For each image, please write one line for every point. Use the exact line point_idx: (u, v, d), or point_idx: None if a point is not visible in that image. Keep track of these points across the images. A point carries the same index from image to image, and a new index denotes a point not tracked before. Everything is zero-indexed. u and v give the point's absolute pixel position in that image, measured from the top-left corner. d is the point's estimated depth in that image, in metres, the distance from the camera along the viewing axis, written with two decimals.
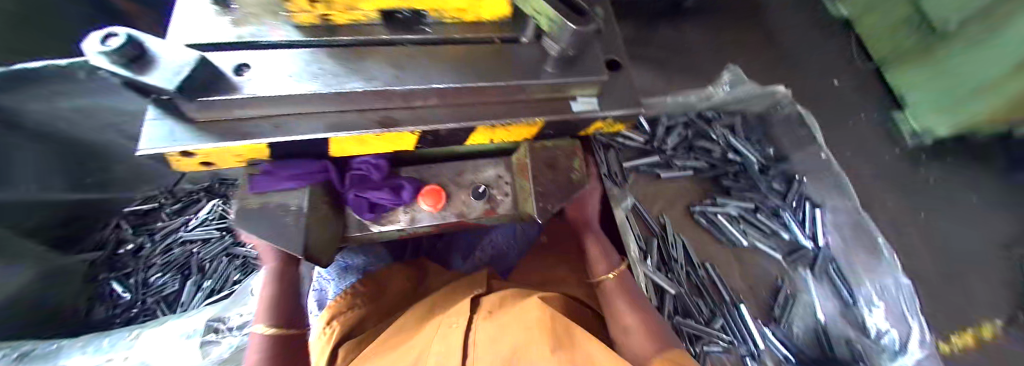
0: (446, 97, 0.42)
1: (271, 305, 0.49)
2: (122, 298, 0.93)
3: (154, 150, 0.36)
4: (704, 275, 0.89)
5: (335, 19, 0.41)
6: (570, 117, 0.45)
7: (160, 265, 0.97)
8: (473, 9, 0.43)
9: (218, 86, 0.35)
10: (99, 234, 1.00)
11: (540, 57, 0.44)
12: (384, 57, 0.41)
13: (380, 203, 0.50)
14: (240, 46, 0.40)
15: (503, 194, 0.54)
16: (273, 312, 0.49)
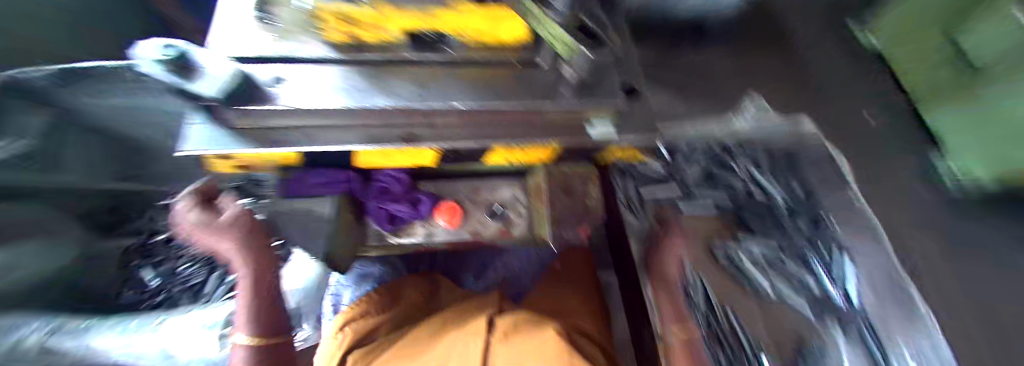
0: (466, 116, 0.43)
1: (251, 319, 0.52)
2: (149, 284, 0.97)
3: (197, 151, 0.40)
4: (727, 328, 0.64)
5: (362, 37, 0.42)
6: (585, 142, 0.45)
7: (189, 256, 1.02)
8: (495, 28, 0.41)
9: (254, 98, 0.38)
10: (136, 222, 1.02)
11: (558, 80, 0.44)
12: (408, 75, 0.43)
13: (399, 217, 0.53)
14: (273, 61, 0.42)
15: (516, 217, 0.55)
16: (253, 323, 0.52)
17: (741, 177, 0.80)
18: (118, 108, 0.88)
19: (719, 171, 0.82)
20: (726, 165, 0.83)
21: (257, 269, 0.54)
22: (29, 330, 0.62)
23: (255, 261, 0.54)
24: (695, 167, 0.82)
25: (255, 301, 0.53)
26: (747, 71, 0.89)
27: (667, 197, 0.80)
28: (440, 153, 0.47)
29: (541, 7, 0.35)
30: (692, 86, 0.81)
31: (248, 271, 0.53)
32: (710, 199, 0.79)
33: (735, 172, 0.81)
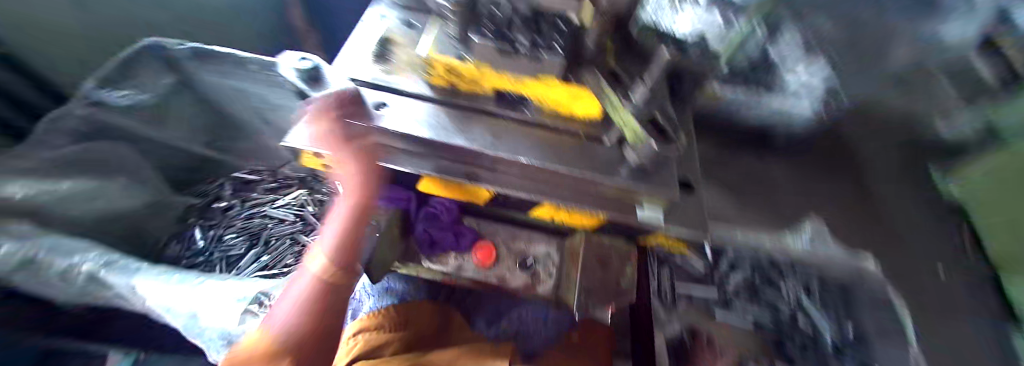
0: (527, 170, 0.47)
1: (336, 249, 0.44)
2: (196, 244, 1.08)
3: (298, 143, 0.45)
4: None
5: (458, 84, 0.49)
6: (630, 221, 0.47)
7: (238, 228, 1.11)
8: (574, 102, 0.46)
9: (361, 116, 0.46)
10: (206, 187, 1.21)
11: (617, 159, 0.48)
12: (487, 124, 0.49)
13: (441, 244, 0.55)
14: (382, 88, 0.50)
15: (546, 274, 0.55)
16: (334, 253, 0.43)
17: (796, 292, 0.91)
18: (230, 89, 1.05)
19: (766, 287, 0.91)
20: (792, 282, 0.92)
21: (361, 195, 0.43)
22: (91, 258, 0.69)
23: (364, 185, 0.43)
24: (742, 274, 0.92)
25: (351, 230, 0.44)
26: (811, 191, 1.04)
27: (704, 295, 0.89)
28: (491, 196, 0.51)
29: (621, 98, 0.41)
30: (746, 186, 0.98)
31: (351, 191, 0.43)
32: (755, 314, 0.88)
33: (791, 288, 0.91)
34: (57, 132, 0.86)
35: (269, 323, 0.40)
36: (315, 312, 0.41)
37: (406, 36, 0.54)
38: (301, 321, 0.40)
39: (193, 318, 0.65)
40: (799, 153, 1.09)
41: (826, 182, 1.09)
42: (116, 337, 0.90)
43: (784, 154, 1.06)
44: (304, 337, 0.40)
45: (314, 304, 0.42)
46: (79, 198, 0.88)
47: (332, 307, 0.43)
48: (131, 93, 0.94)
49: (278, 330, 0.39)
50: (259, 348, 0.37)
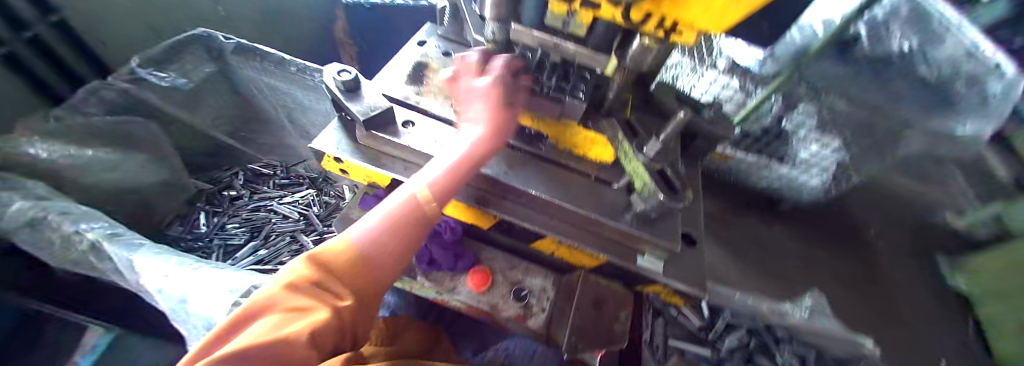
0: (534, 202, 0.50)
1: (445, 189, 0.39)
2: (198, 229, 1.10)
3: (325, 149, 0.50)
4: None
5: None
6: (629, 266, 0.47)
7: (242, 218, 1.13)
8: (585, 144, 0.51)
9: (387, 130, 0.50)
10: (220, 174, 1.27)
11: (625, 205, 0.49)
12: (502, 154, 0.52)
13: (438, 263, 0.55)
14: (412, 109, 0.54)
15: (539, 308, 0.54)
16: (441, 185, 0.39)
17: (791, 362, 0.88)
18: (265, 86, 1.10)
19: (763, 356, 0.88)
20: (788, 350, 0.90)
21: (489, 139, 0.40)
22: (99, 227, 0.69)
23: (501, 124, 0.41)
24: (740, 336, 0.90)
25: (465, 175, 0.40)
26: (815, 259, 1.10)
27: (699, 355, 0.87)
28: (494, 221, 0.52)
29: (635, 149, 0.43)
30: (751, 246, 1.04)
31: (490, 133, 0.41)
32: None
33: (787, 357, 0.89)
34: (94, 103, 0.90)
35: (351, 230, 0.36)
36: (397, 241, 0.38)
37: (442, 68, 0.60)
38: (383, 241, 0.37)
39: (181, 304, 0.64)
40: (806, 222, 1.16)
41: (831, 254, 1.14)
42: (94, 310, 0.87)
43: (792, 222, 1.14)
44: (379, 261, 0.37)
45: (400, 231, 0.38)
46: (98, 166, 0.87)
47: (412, 241, 0.40)
48: (171, 76, 1.00)
49: (360, 244, 0.36)
50: (341, 256, 0.34)
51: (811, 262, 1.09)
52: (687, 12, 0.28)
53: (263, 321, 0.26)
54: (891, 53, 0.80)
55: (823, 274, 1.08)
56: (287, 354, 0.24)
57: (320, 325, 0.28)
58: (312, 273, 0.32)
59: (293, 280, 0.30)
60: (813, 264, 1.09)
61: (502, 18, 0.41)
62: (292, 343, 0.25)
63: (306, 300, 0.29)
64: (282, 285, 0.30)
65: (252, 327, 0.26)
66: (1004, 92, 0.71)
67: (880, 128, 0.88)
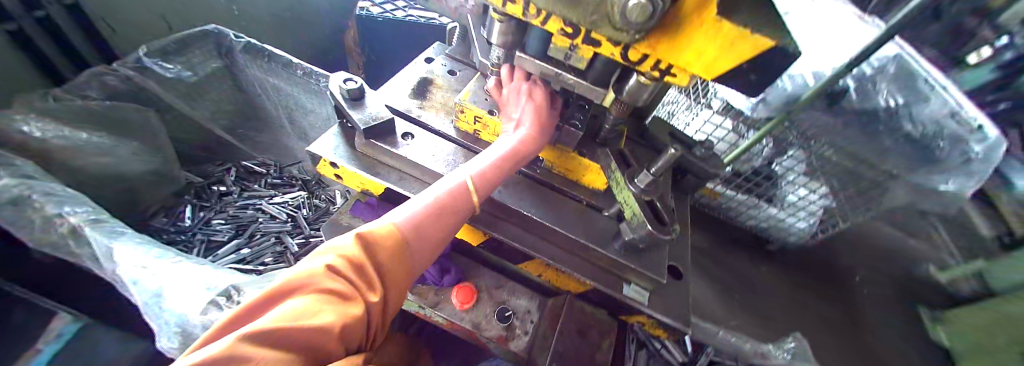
0: (525, 221, 0.50)
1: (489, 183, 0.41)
2: (183, 222, 1.08)
3: (322, 153, 0.51)
4: None
5: (481, 132, 0.53)
6: (616, 294, 0.47)
7: (229, 215, 1.11)
8: (579, 170, 0.52)
9: (386, 140, 0.50)
10: (210, 168, 1.24)
11: (614, 233, 0.50)
12: None
13: (425, 276, 0.55)
14: (413, 122, 0.56)
15: (522, 330, 0.53)
16: (484, 177, 0.41)
17: None
18: (270, 87, 1.12)
19: None
20: None
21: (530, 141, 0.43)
22: (82, 212, 0.68)
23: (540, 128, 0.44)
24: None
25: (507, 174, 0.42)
26: (800, 300, 1.15)
27: None
28: (484, 238, 0.53)
29: (626, 179, 0.44)
30: (737, 288, 1.10)
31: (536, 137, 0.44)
32: None
33: None
34: (95, 88, 0.90)
35: (397, 215, 0.35)
36: (439, 231, 0.37)
37: (448, 85, 0.62)
38: (426, 230, 0.36)
39: (155, 298, 0.62)
40: (793, 261, 1.22)
41: (816, 296, 1.18)
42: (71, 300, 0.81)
43: (779, 262, 1.21)
44: (419, 251, 0.35)
45: (443, 221, 0.37)
46: (92, 150, 0.86)
47: (451, 232, 0.39)
48: (177, 68, 1.01)
49: (406, 229, 0.34)
50: (387, 239, 0.32)
51: (795, 303, 1.14)
52: (684, 56, 0.30)
53: (303, 300, 0.24)
54: (878, 108, 0.88)
55: (806, 316, 1.13)
56: (317, 339, 0.23)
57: (354, 310, 0.26)
58: (357, 255, 0.29)
59: (339, 258, 0.28)
60: (798, 304, 1.14)
61: (507, 45, 0.43)
62: (325, 329, 0.23)
63: (347, 282, 0.27)
64: (327, 262, 0.28)
65: (290, 302, 0.24)
66: (984, 153, 0.77)
67: (867, 175, 0.91)
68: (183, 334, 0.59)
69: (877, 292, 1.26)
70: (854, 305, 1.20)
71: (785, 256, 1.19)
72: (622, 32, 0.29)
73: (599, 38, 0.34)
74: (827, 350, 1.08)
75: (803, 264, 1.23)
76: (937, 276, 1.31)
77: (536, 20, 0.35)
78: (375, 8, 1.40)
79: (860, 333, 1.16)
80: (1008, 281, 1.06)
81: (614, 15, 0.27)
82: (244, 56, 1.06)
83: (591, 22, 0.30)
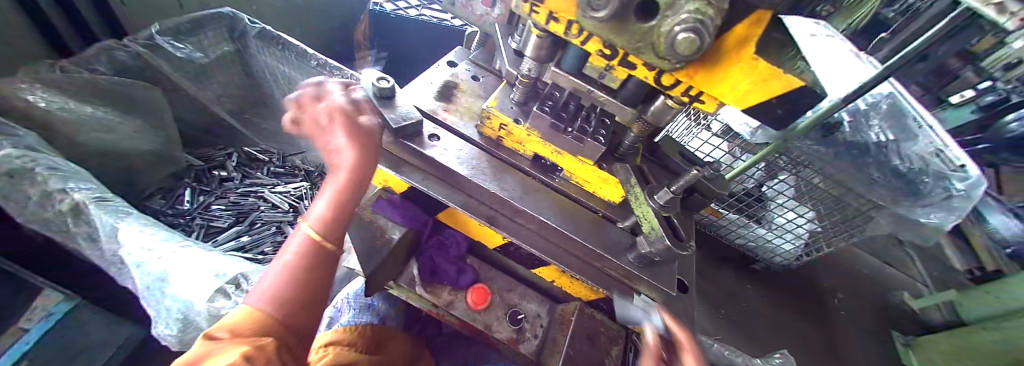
0: (542, 228, 0.52)
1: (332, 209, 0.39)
2: (181, 205, 1.06)
3: None
4: None
5: (505, 139, 0.55)
6: (627, 304, 0.49)
7: (229, 201, 1.09)
8: (596, 183, 0.54)
9: (415, 140, 0.52)
10: (209, 152, 1.22)
11: (627, 245, 0.52)
12: (518, 179, 0.54)
13: (442, 277, 0.56)
14: (438, 124, 0.57)
15: (531, 334, 0.55)
16: (326, 219, 0.38)
17: None
18: (280, 77, 1.12)
19: None
20: None
21: (360, 162, 0.40)
22: (87, 189, 0.66)
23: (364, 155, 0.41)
24: None
25: (348, 194, 0.40)
26: (780, 314, 1.24)
27: None
28: (504, 243, 0.55)
29: (646, 195, 0.47)
30: (719, 302, 1.21)
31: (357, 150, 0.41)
32: None
33: None
34: (104, 62, 0.88)
35: (246, 302, 0.33)
36: (307, 281, 0.35)
37: (472, 91, 0.64)
38: (288, 293, 0.34)
39: (160, 282, 0.61)
40: (773, 278, 1.33)
41: (795, 313, 1.26)
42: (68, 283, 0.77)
43: (761, 280, 1.31)
44: (297, 309, 0.34)
45: (303, 271, 0.35)
46: (95, 126, 0.84)
47: (325, 278, 0.37)
48: (188, 49, 1.00)
49: (262, 302, 0.32)
50: (243, 325, 0.30)
51: (774, 316, 1.23)
52: (716, 87, 0.33)
53: None
54: (870, 140, 0.92)
55: (785, 331, 1.21)
56: None
57: (248, 360, 0.26)
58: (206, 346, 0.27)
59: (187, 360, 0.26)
60: (778, 319, 1.23)
61: (540, 59, 0.45)
62: None
63: (219, 357, 0.26)
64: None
65: None
66: (965, 190, 0.80)
67: (853, 204, 0.98)
68: (186, 321, 0.61)
69: (855, 314, 1.32)
70: (832, 326, 1.27)
71: (765, 275, 1.33)
72: (665, 60, 0.31)
73: (636, 61, 0.36)
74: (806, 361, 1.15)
75: (784, 282, 1.33)
76: (911, 304, 1.37)
77: (577, 39, 0.37)
78: (388, 4, 1.43)
79: (841, 349, 1.22)
80: (976, 311, 1.12)
81: (660, 45, 0.29)
82: (258, 42, 1.05)
83: (635, 48, 0.32)
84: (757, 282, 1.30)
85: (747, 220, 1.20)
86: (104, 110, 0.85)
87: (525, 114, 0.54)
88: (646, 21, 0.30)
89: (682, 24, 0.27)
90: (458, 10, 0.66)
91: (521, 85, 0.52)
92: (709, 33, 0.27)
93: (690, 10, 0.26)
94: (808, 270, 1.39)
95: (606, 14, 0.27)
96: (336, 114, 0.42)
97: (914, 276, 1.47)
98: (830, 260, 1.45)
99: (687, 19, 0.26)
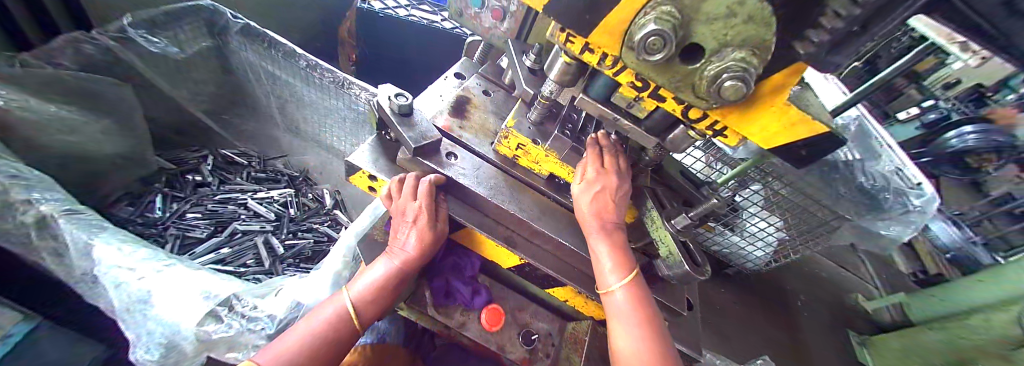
0: (559, 249, 0.52)
1: (373, 290, 0.47)
2: (152, 213, 0.97)
3: (361, 165, 0.50)
4: None
5: (520, 158, 0.55)
6: None
7: (206, 208, 1.02)
8: None
9: (432, 158, 0.51)
10: (183, 154, 1.13)
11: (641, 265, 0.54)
12: (533, 199, 0.55)
13: (455, 297, 0.55)
14: (452, 141, 0.56)
15: (545, 354, 0.55)
16: (366, 299, 0.47)
17: None
18: (263, 76, 1.06)
19: None
20: None
21: (414, 259, 0.48)
22: (55, 200, 0.59)
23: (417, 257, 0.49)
24: None
25: (391, 281, 0.48)
26: (753, 317, 1.32)
27: None
28: (519, 262, 0.54)
29: (663, 219, 0.48)
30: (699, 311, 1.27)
31: (420, 246, 0.48)
32: None
33: None
34: (69, 56, 0.81)
35: (262, 354, 0.39)
36: (319, 352, 0.41)
37: (484, 108, 0.64)
38: (297, 360, 0.39)
39: (143, 304, 0.56)
40: (746, 281, 1.41)
41: (765, 316, 1.34)
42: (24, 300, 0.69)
43: (735, 284, 1.39)
44: None
45: (324, 341, 0.42)
46: (60, 127, 0.76)
47: (339, 352, 0.44)
48: (163, 43, 0.93)
49: (270, 360, 0.38)
50: None
51: (747, 319, 1.31)
52: (744, 126, 0.35)
53: None
54: (840, 160, 1.00)
55: (758, 334, 1.29)
56: None
57: None
58: None
59: None
60: (751, 322, 1.31)
61: (563, 83, 0.46)
62: None
63: None
64: None
65: None
66: (921, 206, 0.90)
67: (818, 215, 0.99)
68: (169, 346, 0.56)
69: (817, 316, 1.42)
70: (798, 326, 1.36)
71: (737, 278, 1.40)
72: (704, 100, 0.33)
73: (666, 95, 0.38)
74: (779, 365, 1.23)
75: (756, 285, 1.42)
76: (864, 305, 1.48)
77: (609, 70, 0.38)
78: (376, 3, 1.38)
79: (807, 351, 1.31)
80: (922, 313, 1.25)
81: (702, 87, 0.31)
82: (241, 38, 0.99)
83: (674, 86, 0.34)
84: (731, 285, 1.38)
85: (724, 228, 1.23)
86: (68, 108, 0.77)
87: (543, 135, 0.54)
88: (689, 63, 0.31)
89: (729, 72, 0.28)
90: (465, 21, 0.65)
91: (540, 107, 0.52)
92: (753, 81, 0.28)
93: (736, 58, 0.27)
94: (777, 275, 1.49)
95: (660, 57, 0.29)
96: (416, 213, 0.46)
97: (869, 280, 1.60)
98: (795, 266, 1.55)
99: (732, 67, 0.28)
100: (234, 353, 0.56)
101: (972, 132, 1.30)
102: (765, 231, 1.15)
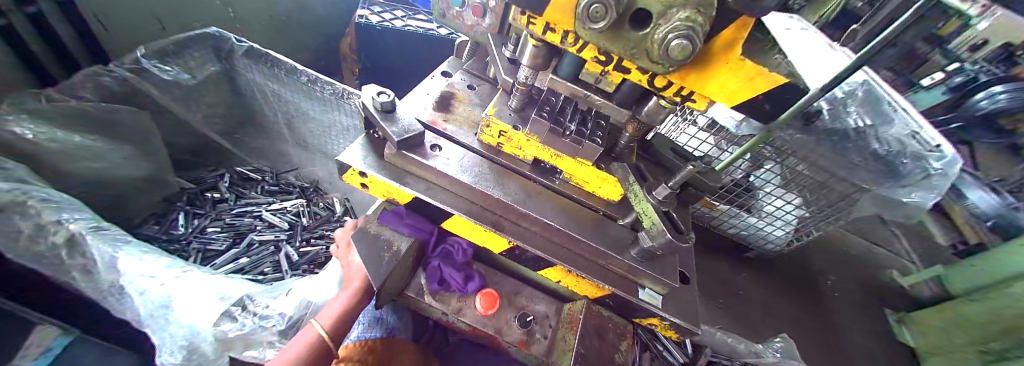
0: (547, 230, 0.54)
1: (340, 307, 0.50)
2: (176, 230, 1.03)
3: (351, 163, 0.52)
4: None
5: (504, 145, 0.57)
6: (633, 299, 0.53)
7: (224, 222, 1.08)
8: (596, 184, 0.57)
9: (417, 152, 0.53)
10: (202, 174, 1.20)
11: (629, 241, 0.55)
12: (520, 184, 0.57)
13: (449, 284, 0.57)
14: (437, 135, 0.58)
15: (540, 334, 0.57)
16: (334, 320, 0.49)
17: None
18: (269, 94, 1.12)
19: None
20: None
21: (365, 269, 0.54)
22: (82, 219, 0.65)
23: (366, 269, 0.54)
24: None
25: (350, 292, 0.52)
26: (774, 298, 1.27)
27: None
28: (510, 247, 0.56)
29: (645, 193, 0.50)
30: (715, 294, 1.23)
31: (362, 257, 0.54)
32: None
33: None
34: (89, 89, 0.87)
35: None
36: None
37: (469, 101, 0.67)
38: None
39: (165, 309, 0.61)
40: (767, 261, 1.36)
41: (786, 296, 1.29)
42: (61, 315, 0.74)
43: (755, 265, 1.34)
44: None
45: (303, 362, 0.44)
46: (87, 154, 0.83)
47: None
48: (175, 71, 0.99)
49: None
50: None
51: (768, 300, 1.26)
52: (706, 86, 0.36)
53: None
54: (849, 129, 0.91)
55: (780, 316, 1.23)
56: None
57: None
58: None
59: None
60: (771, 301, 1.26)
61: (536, 67, 0.47)
62: None
63: None
64: None
65: None
66: (942, 168, 0.79)
67: (837, 188, 0.97)
68: (191, 348, 0.60)
69: (846, 294, 1.36)
70: (824, 305, 1.31)
71: (758, 260, 1.35)
72: (658, 64, 0.33)
73: (630, 66, 0.38)
74: (803, 347, 1.17)
75: (777, 264, 1.37)
76: (900, 281, 1.42)
77: (572, 47, 0.39)
78: (374, 17, 1.42)
79: (834, 329, 1.25)
80: (960, 285, 1.18)
81: (653, 49, 0.31)
82: (245, 59, 1.05)
83: (630, 54, 0.34)
84: (752, 266, 1.33)
85: (735, 208, 1.20)
86: (92, 138, 0.84)
87: (524, 120, 0.56)
88: (640, 30, 0.32)
89: (675, 31, 0.28)
90: (448, 20, 0.68)
91: (518, 93, 0.53)
92: (700, 39, 0.29)
93: (681, 18, 0.28)
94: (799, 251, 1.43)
95: (605, 25, 0.29)
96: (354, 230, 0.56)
97: (900, 253, 1.53)
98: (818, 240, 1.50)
99: (679, 27, 0.28)
100: (251, 351, 0.61)
101: (1004, 92, 1.20)
102: (781, 205, 1.10)
